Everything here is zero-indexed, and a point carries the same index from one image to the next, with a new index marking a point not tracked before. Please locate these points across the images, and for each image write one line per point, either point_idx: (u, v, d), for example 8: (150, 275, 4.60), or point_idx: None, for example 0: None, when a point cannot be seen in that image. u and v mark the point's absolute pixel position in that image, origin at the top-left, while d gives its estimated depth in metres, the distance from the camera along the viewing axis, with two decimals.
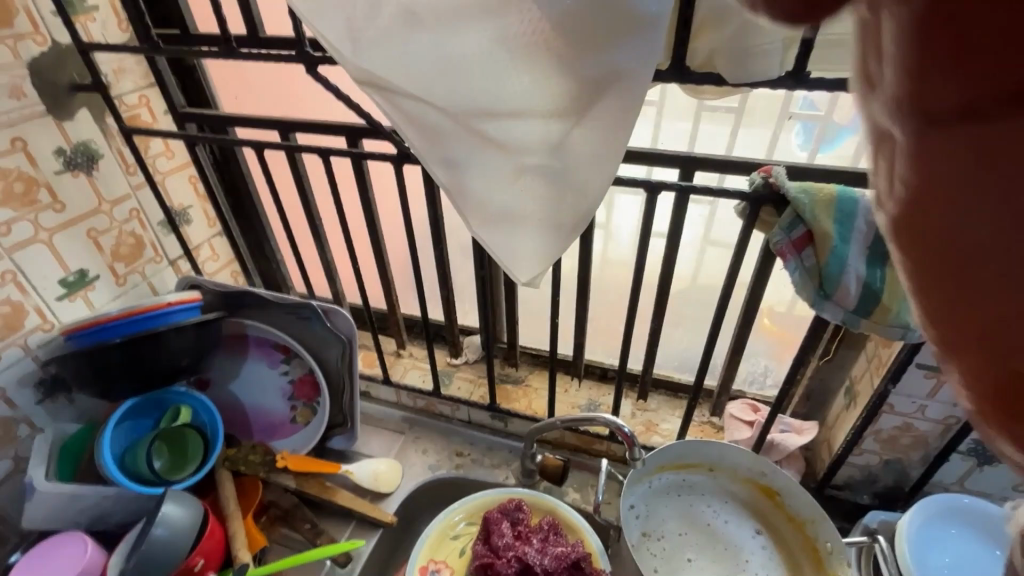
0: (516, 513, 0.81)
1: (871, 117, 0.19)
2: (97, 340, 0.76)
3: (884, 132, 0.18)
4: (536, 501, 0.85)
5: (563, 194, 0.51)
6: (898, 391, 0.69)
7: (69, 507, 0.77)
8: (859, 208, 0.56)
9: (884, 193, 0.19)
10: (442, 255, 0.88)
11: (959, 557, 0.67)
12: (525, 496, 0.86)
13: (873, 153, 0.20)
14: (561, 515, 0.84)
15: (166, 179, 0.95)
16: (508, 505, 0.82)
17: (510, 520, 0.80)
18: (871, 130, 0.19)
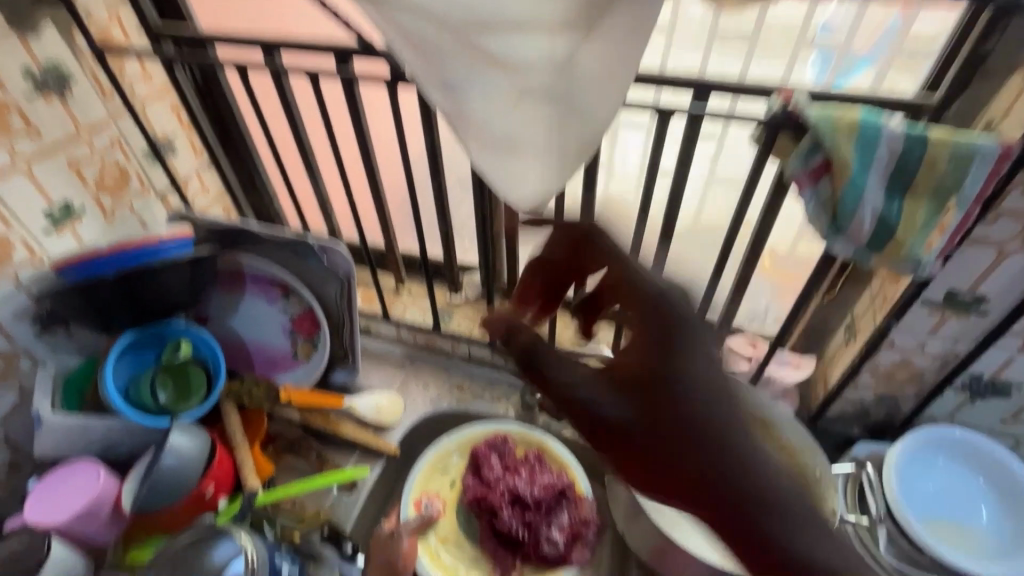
0: (504, 448, 0.85)
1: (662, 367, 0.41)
2: (91, 275, 0.74)
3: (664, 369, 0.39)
4: (523, 436, 0.88)
5: (569, 115, 0.54)
6: (900, 327, 0.69)
7: (78, 436, 0.80)
8: (882, 136, 0.52)
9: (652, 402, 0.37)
10: (440, 187, 0.84)
11: (937, 484, 0.71)
12: (513, 429, 0.89)
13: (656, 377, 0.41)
14: (549, 451, 0.87)
15: (146, 105, 0.89)
16: (496, 440, 0.86)
17: (500, 455, 0.85)
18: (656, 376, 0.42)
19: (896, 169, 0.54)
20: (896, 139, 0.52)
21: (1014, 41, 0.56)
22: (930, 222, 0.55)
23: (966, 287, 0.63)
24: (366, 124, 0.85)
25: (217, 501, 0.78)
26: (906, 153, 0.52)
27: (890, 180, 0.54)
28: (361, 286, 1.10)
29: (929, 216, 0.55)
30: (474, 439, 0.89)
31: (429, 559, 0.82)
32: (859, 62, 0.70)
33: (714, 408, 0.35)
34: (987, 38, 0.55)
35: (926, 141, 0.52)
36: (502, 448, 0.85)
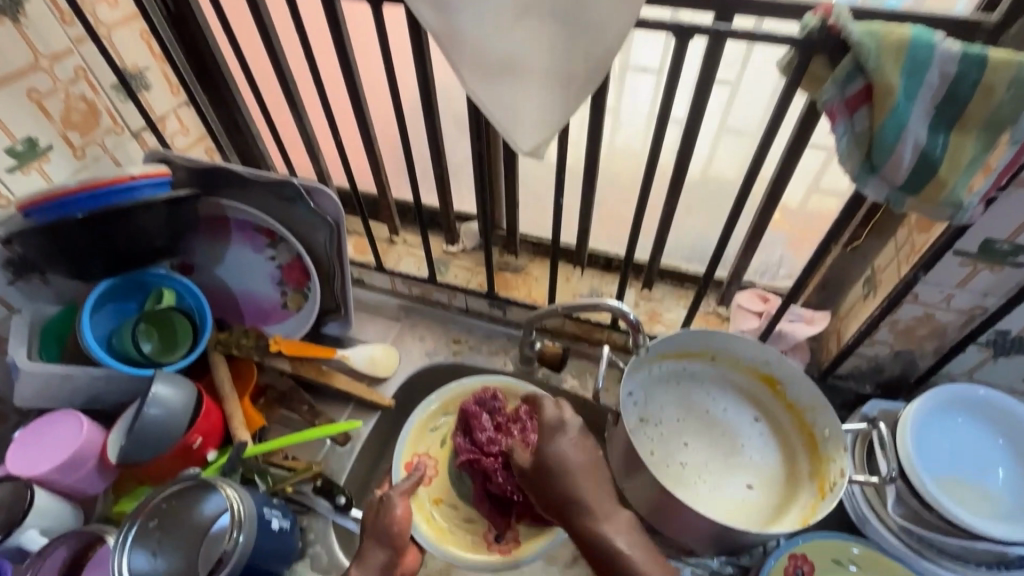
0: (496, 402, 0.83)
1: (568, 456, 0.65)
2: (59, 216, 0.68)
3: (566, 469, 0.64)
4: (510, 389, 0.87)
5: (575, 36, 0.48)
6: (927, 279, 0.64)
7: (59, 386, 0.76)
8: (934, 56, 0.46)
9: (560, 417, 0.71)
10: (434, 126, 0.78)
11: (950, 445, 0.68)
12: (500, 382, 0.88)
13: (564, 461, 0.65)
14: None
15: (112, 33, 0.82)
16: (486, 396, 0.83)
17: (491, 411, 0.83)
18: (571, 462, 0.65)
19: (945, 97, 0.47)
20: (949, 60, 0.46)
21: None
22: (978, 160, 0.49)
23: (1004, 236, 0.58)
24: (352, 55, 0.77)
25: (205, 452, 0.76)
26: (960, 78, 0.46)
27: (937, 109, 0.48)
28: (352, 235, 1.05)
29: (977, 153, 0.49)
30: (462, 394, 0.88)
31: (423, 520, 0.82)
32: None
33: (566, 462, 0.66)
34: None
35: (983, 63, 0.45)
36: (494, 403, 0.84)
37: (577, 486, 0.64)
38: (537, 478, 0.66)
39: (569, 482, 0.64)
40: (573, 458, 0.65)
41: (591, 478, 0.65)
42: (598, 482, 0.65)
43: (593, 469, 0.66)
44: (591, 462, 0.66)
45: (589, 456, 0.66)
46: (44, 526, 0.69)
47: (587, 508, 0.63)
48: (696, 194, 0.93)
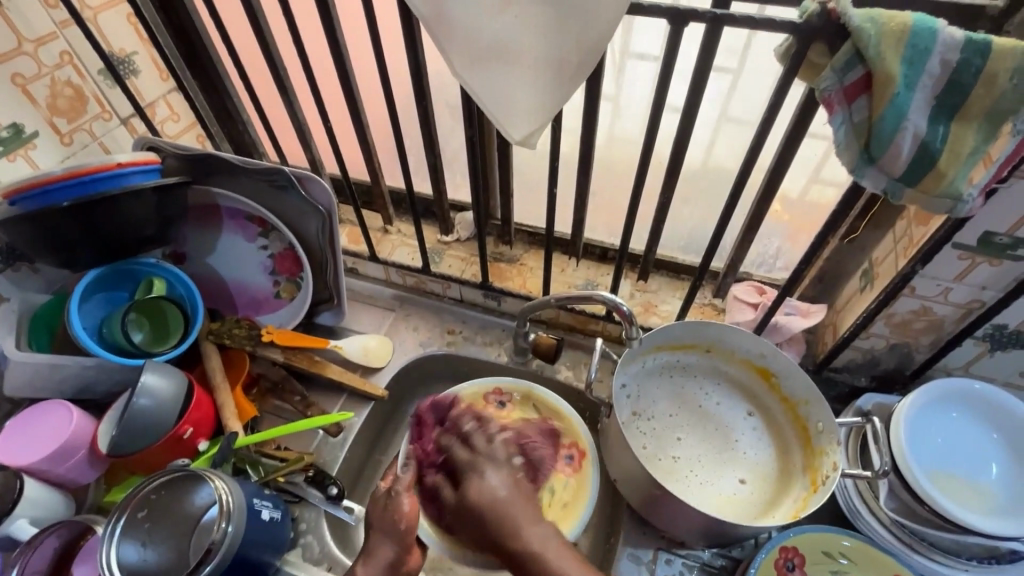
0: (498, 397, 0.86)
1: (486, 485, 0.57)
2: (45, 204, 0.67)
3: (488, 486, 0.57)
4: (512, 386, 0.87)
5: (566, 20, 0.46)
6: (924, 272, 0.63)
7: (49, 376, 0.76)
8: (937, 43, 0.44)
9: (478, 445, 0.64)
10: (426, 113, 0.76)
11: (948, 438, 0.68)
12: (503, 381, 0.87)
13: (484, 483, 0.58)
14: (535, 397, 0.86)
15: (98, 16, 0.80)
16: (439, 402, 0.80)
17: (495, 407, 0.85)
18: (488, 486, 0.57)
19: (948, 85, 0.46)
20: (952, 47, 0.44)
21: None
22: (979, 151, 0.48)
23: (1003, 229, 0.57)
24: (343, 39, 0.75)
25: (196, 442, 0.76)
26: (963, 66, 0.45)
27: (939, 99, 0.47)
28: (346, 224, 1.03)
29: (978, 143, 0.48)
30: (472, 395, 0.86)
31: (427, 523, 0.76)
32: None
33: (487, 484, 0.58)
34: None
35: (986, 51, 0.44)
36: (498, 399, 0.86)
37: (505, 513, 0.55)
38: (466, 524, 0.58)
39: (493, 517, 0.55)
40: (495, 487, 0.57)
41: (523, 506, 0.56)
42: (529, 508, 0.56)
43: (527, 497, 0.57)
44: (517, 488, 0.58)
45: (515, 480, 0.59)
46: (34, 516, 0.69)
47: (515, 532, 0.54)
48: (693, 184, 0.92)
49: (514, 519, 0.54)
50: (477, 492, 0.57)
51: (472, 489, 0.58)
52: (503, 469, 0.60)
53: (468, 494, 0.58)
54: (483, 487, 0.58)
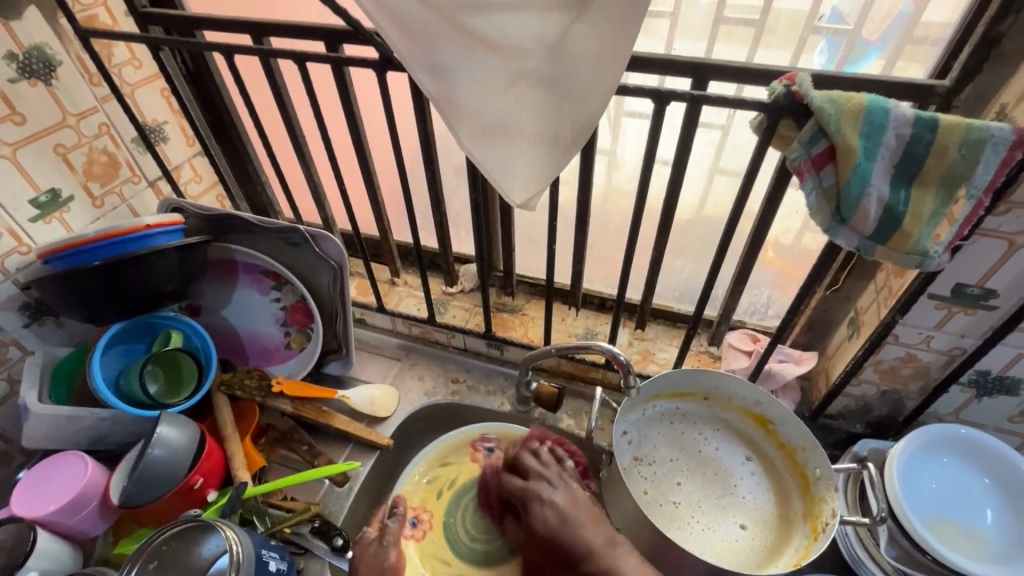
0: (485, 443, 0.91)
1: (550, 501, 0.64)
2: (76, 263, 0.72)
3: (549, 499, 0.64)
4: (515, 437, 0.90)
5: (562, 103, 0.52)
6: (905, 321, 0.67)
7: (66, 427, 0.78)
8: (890, 120, 0.49)
9: (546, 496, 0.64)
10: (434, 173, 0.82)
11: (945, 485, 0.69)
12: (499, 430, 0.91)
13: (545, 501, 0.63)
14: None
15: (135, 92, 0.88)
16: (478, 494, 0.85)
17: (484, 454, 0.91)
18: (567, 493, 0.64)
19: (903, 156, 0.51)
20: (904, 122, 0.49)
21: None
22: (940, 212, 0.52)
23: (974, 281, 0.61)
24: (357, 108, 0.82)
25: (206, 493, 0.77)
26: (915, 138, 0.50)
27: (897, 166, 0.52)
28: (354, 277, 1.09)
29: (937, 206, 0.52)
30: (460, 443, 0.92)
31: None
32: (869, 50, 0.71)
33: (558, 505, 0.63)
34: (1002, 19, 0.51)
35: (935, 126, 0.49)
36: (485, 447, 0.91)
37: (580, 534, 0.59)
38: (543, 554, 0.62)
39: (567, 537, 0.59)
40: (560, 508, 0.62)
41: (589, 523, 0.60)
42: (593, 522, 0.61)
43: (588, 510, 0.62)
44: (578, 504, 0.63)
45: (580, 503, 0.63)
46: (44, 569, 0.69)
47: (590, 553, 0.57)
48: (685, 237, 0.96)
49: (585, 539, 0.58)
50: (544, 517, 0.62)
51: (538, 519, 0.63)
52: (560, 490, 0.65)
53: (537, 495, 0.65)
54: (544, 489, 0.65)
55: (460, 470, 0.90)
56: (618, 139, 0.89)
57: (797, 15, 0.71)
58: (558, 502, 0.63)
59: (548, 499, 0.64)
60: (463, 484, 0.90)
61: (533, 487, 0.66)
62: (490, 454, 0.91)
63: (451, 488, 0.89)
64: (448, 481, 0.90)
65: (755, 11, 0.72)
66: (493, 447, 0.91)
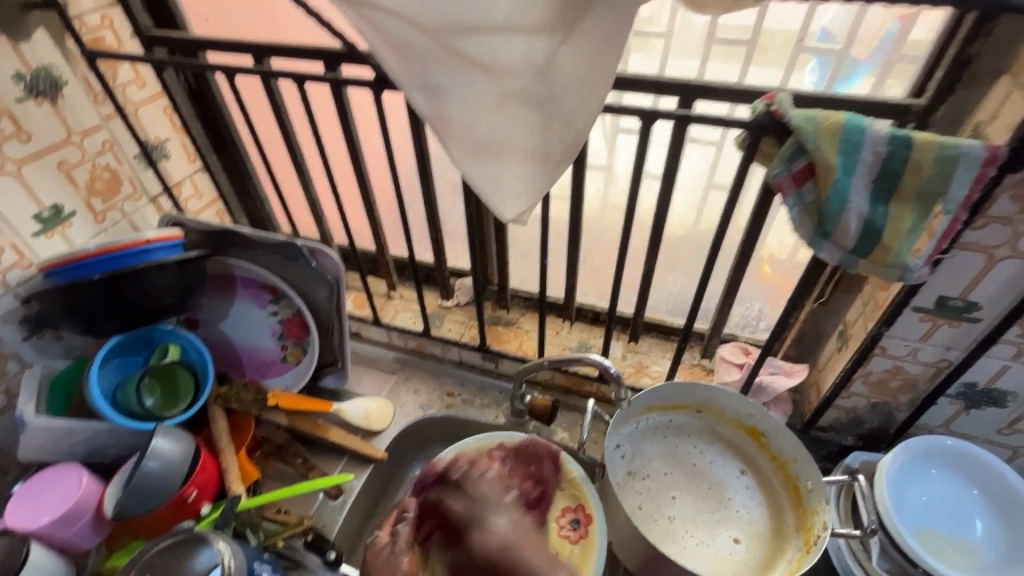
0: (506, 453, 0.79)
1: (497, 525, 0.64)
2: (76, 277, 0.73)
3: (495, 525, 0.64)
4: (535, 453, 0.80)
5: (551, 121, 0.54)
6: (891, 334, 0.68)
7: (62, 440, 0.79)
8: (867, 138, 0.51)
9: (494, 519, 0.65)
10: (429, 189, 0.84)
11: (935, 498, 0.70)
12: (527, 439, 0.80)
13: (491, 524, 0.64)
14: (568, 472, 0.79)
15: (139, 110, 0.90)
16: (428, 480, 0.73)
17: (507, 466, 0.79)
18: (511, 518, 0.65)
19: (881, 172, 0.53)
20: (879, 140, 0.51)
21: (1003, 42, 0.53)
22: (918, 227, 0.54)
23: (956, 293, 0.62)
24: (354, 126, 0.84)
25: (200, 505, 0.77)
26: (891, 156, 0.51)
27: (876, 182, 0.53)
28: (352, 291, 1.10)
29: (916, 221, 0.54)
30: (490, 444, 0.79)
31: None
32: (858, 68, 0.70)
33: (502, 532, 0.63)
34: (973, 41, 0.53)
35: (909, 143, 0.51)
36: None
37: (522, 556, 0.60)
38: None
39: (510, 561, 0.60)
40: (503, 532, 0.63)
41: (532, 545, 0.61)
42: (535, 545, 0.62)
43: (528, 532, 0.63)
44: (521, 528, 0.64)
45: (522, 527, 0.64)
46: None
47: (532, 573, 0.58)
48: (678, 252, 0.96)
49: (528, 562, 0.59)
50: (488, 541, 0.63)
51: (481, 542, 0.63)
52: (504, 512, 0.66)
53: (482, 519, 0.65)
54: (489, 512, 0.66)
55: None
56: (614, 154, 0.89)
57: (790, 33, 0.70)
58: (504, 527, 0.64)
59: (494, 523, 0.64)
60: None
61: (479, 510, 0.66)
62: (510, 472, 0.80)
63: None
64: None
65: (745, 32, 0.71)
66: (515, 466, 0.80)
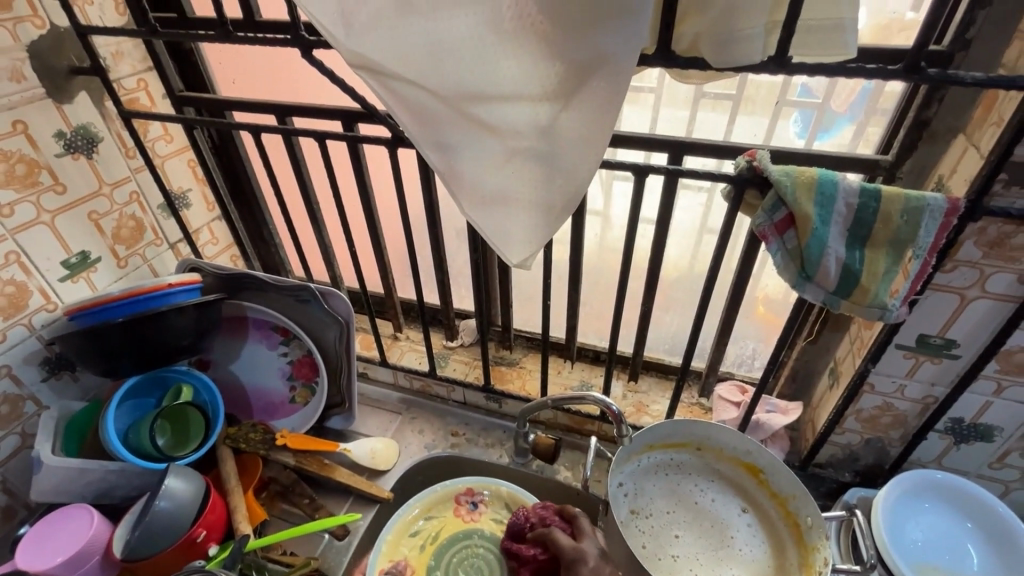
0: (471, 497, 0.93)
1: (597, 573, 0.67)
2: (100, 320, 0.77)
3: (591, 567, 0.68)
4: (495, 492, 0.93)
5: (553, 174, 0.58)
6: (877, 370, 0.71)
7: (75, 480, 0.80)
8: (839, 191, 0.57)
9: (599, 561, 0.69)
10: (437, 237, 0.89)
11: (929, 531, 0.72)
12: (488, 485, 0.93)
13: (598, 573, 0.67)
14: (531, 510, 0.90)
15: (165, 162, 0.96)
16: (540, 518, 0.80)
17: (468, 509, 0.92)
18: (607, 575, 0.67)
19: (854, 222, 0.58)
20: (851, 193, 0.56)
21: (955, 107, 0.59)
22: (892, 270, 0.59)
23: (935, 331, 0.66)
24: (368, 177, 0.90)
25: (207, 547, 0.77)
26: (863, 207, 0.57)
27: (850, 231, 0.58)
28: (360, 333, 1.14)
29: (890, 265, 0.59)
30: (453, 492, 0.93)
31: None
32: (839, 120, 0.76)
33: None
34: (929, 105, 0.59)
35: (878, 196, 0.56)
36: (471, 501, 0.93)
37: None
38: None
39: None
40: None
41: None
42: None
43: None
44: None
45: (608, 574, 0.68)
46: None
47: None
48: (673, 293, 1.01)
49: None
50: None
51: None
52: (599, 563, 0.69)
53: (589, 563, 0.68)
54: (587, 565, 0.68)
55: (443, 523, 0.91)
56: (610, 201, 0.94)
57: (774, 85, 0.77)
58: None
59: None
60: (448, 537, 0.90)
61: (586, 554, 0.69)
62: (473, 509, 0.92)
63: (435, 542, 0.89)
64: (432, 535, 0.89)
65: (730, 87, 0.78)
66: (478, 502, 0.92)
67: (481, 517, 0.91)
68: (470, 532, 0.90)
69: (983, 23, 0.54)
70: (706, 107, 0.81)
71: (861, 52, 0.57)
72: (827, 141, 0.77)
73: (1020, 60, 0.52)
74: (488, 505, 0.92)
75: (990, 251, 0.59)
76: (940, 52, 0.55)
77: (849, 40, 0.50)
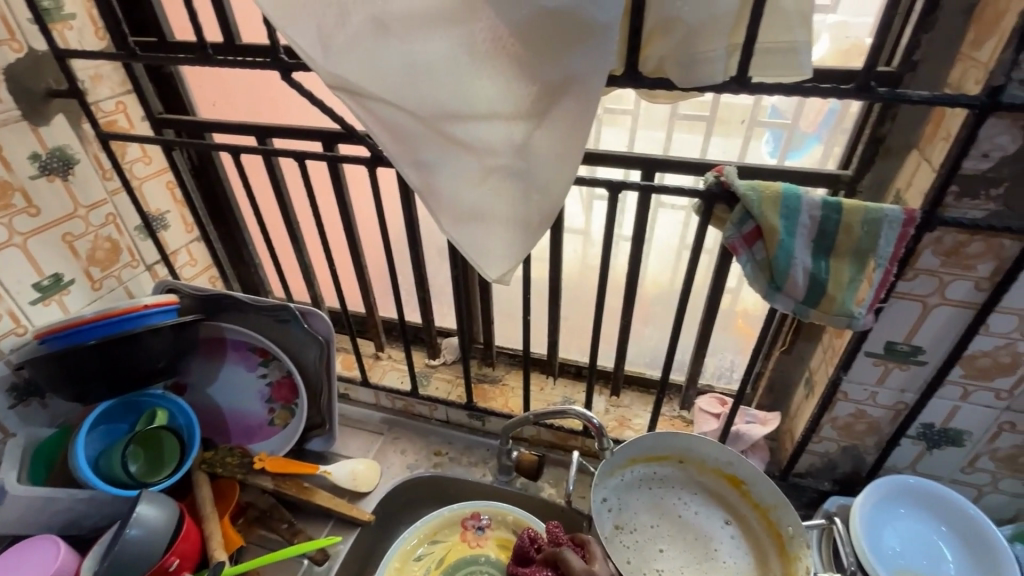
0: (476, 521, 0.90)
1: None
2: (72, 342, 0.75)
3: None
4: (502, 517, 0.90)
5: (530, 191, 0.60)
6: (849, 378, 0.73)
7: (42, 510, 0.77)
8: (802, 204, 0.59)
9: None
10: (418, 255, 0.90)
11: (910, 536, 0.73)
12: (495, 510, 0.90)
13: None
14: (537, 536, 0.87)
15: (143, 184, 0.96)
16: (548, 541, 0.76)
17: (474, 534, 0.89)
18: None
19: (818, 233, 0.60)
20: (814, 206, 0.59)
21: (908, 124, 0.63)
22: (856, 279, 0.61)
23: (902, 338, 0.68)
24: (349, 196, 0.91)
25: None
26: (825, 219, 0.59)
27: (815, 242, 0.60)
28: (341, 352, 1.13)
29: (853, 274, 0.61)
30: (459, 517, 0.90)
31: None
32: (808, 139, 0.79)
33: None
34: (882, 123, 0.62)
35: (839, 208, 0.58)
36: (477, 525, 0.90)
37: None
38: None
39: None
40: None
41: None
42: None
43: None
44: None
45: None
46: None
47: None
48: (653, 308, 1.02)
49: None
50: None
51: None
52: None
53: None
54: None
55: (448, 548, 0.88)
56: (590, 218, 0.95)
57: (745, 107, 0.80)
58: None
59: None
60: (454, 563, 0.87)
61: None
62: (480, 534, 0.89)
63: (440, 567, 0.86)
64: (435, 560, 0.87)
65: (703, 108, 0.81)
66: (484, 526, 0.90)
67: (488, 542, 0.88)
68: (476, 557, 0.87)
69: (928, 47, 0.57)
70: (682, 128, 0.84)
71: (818, 73, 0.60)
72: (796, 159, 0.80)
73: (963, 79, 0.56)
74: (495, 529, 0.89)
75: (947, 260, 0.62)
76: (890, 74, 0.59)
77: (804, 61, 0.52)
